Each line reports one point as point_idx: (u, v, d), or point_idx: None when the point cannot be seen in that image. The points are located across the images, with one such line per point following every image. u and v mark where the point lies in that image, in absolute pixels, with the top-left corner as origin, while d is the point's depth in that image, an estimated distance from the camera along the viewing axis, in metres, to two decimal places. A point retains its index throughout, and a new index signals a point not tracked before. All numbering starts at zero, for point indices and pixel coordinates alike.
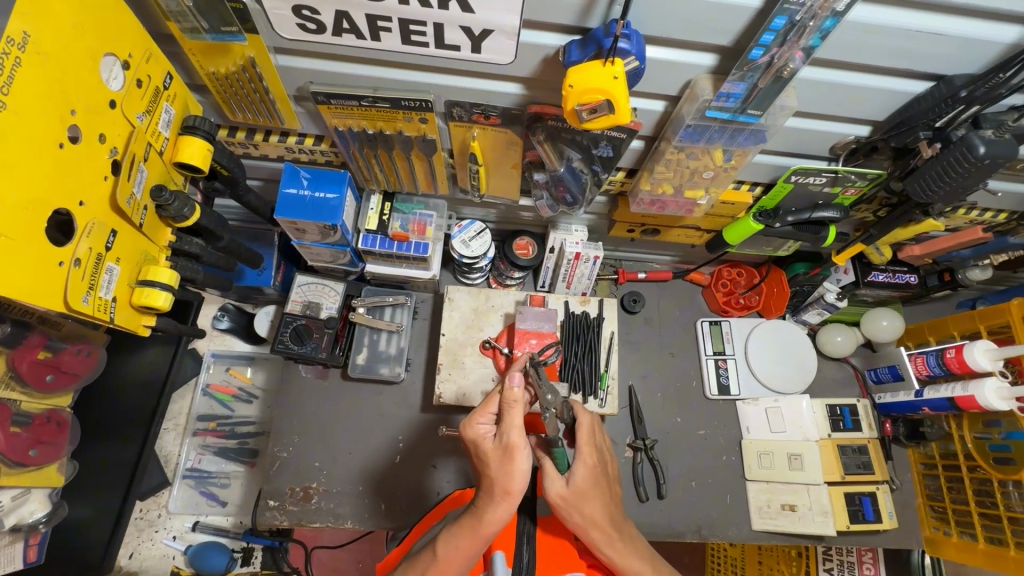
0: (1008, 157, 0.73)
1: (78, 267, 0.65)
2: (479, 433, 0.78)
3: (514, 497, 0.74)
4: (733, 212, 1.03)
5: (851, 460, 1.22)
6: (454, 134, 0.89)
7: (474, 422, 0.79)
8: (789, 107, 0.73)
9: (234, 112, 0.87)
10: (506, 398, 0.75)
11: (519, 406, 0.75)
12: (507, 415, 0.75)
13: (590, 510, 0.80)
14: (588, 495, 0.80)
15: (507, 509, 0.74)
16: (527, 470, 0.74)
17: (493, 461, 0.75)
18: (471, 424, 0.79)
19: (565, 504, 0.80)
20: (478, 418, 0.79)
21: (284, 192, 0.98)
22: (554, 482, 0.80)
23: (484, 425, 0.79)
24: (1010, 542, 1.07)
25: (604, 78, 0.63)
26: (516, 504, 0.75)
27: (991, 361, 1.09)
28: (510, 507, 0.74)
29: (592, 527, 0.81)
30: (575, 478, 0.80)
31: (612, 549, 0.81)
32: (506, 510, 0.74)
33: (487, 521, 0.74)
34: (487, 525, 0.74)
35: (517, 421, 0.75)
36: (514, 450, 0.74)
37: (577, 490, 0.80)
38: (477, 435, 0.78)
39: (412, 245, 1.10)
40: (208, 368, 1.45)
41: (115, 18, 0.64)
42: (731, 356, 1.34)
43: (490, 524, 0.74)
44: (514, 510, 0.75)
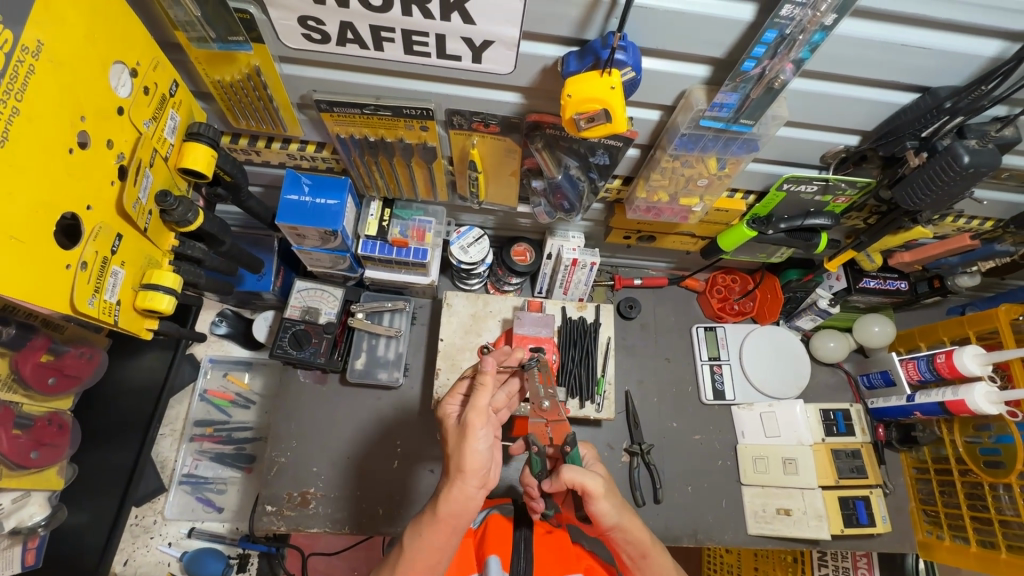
0: (992, 167, 0.75)
1: (83, 270, 0.66)
2: (447, 412, 0.87)
3: (466, 476, 0.76)
4: (726, 219, 1.05)
5: (844, 464, 1.24)
6: (454, 141, 0.91)
7: (444, 404, 0.89)
8: (780, 117, 0.75)
9: (238, 119, 0.89)
10: (477, 379, 0.80)
11: (486, 388, 0.79)
12: (473, 398, 0.80)
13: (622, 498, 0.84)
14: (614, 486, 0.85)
15: (460, 489, 0.76)
16: (481, 450, 0.77)
17: (452, 439, 0.80)
18: (440, 405, 0.89)
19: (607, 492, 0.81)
20: (447, 400, 0.89)
21: (286, 198, 1.00)
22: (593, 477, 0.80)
23: (453, 406, 0.88)
24: (1001, 545, 1.09)
25: (601, 87, 0.65)
26: (471, 485, 0.76)
27: (980, 366, 1.10)
28: (461, 487, 0.76)
29: (623, 510, 0.82)
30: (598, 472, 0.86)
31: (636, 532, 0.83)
32: (461, 489, 0.76)
33: (445, 505, 0.76)
34: (443, 509, 0.75)
35: (481, 403, 0.79)
36: (468, 429, 0.77)
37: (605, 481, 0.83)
38: (445, 414, 0.86)
39: (412, 251, 1.11)
40: (205, 374, 1.45)
41: (124, 27, 0.65)
42: (726, 361, 1.36)
43: (447, 506, 0.76)
44: (469, 491, 0.76)
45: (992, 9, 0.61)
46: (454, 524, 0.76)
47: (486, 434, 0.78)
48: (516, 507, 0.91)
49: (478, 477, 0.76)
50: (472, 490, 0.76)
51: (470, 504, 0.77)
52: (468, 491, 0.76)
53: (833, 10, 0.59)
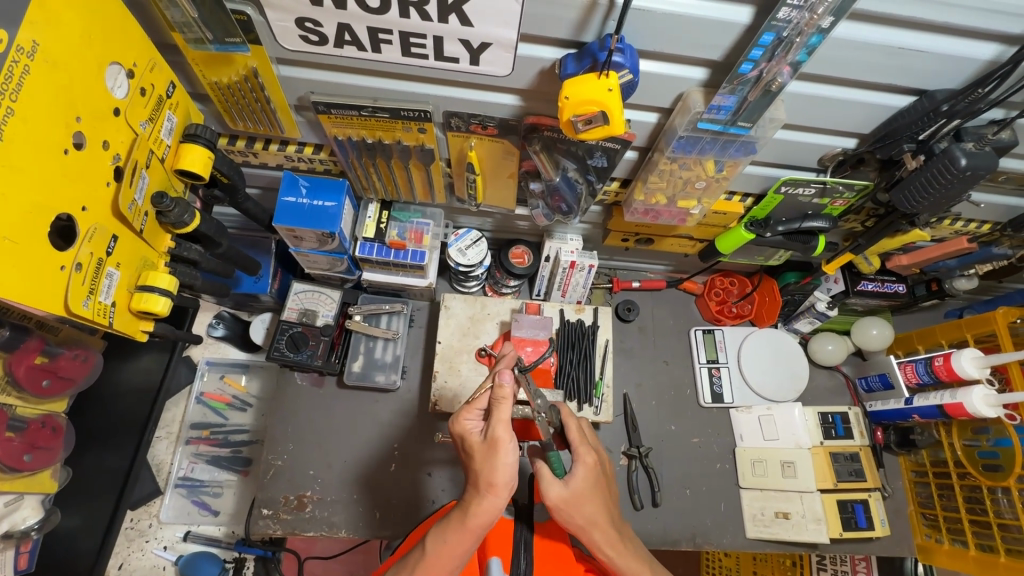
0: (989, 169, 0.76)
1: (78, 272, 0.65)
2: (466, 428, 0.80)
3: (497, 491, 0.75)
4: (724, 221, 1.05)
5: (843, 467, 1.24)
6: (452, 144, 0.91)
7: (461, 418, 0.81)
8: (778, 120, 0.75)
9: (235, 121, 0.89)
10: (494, 394, 0.76)
11: (506, 402, 0.76)
12: (493, 411, 0.77)
13: (583, 516, 0.82)
14: (589, 496, 0.82)
15: (493, 502, 0.75)
16: (512, 465, 0.76)
17: (479, 454, 0.77)
18: (458, 420, 0.81)
19: (567, 503, 0.81)
20: (465, 414, 0.81)
21: (283, 200, 1.00)
22: (554, 486, 0.81)
23: (470, 421, 0.81)
24: (1000, 548, 1.09)
25: (598, 89, 0.65)
26: (502, 499, 0.76)
27: (977, 369, 1.11)
28: (492, 501, 0.75)
29: (592, 528, 0.82)
30: (573, 481, 0.82)
31: (611, 549, 0.82)
32: (494, 502, 0.75)
33: (476, 517, 0.75)
34: (473, 521, 0.75)
35: (504, 416, 0.76)
36: (498, 444, 0.75)
37: (575, 491, 0.82)
38: (464, 430, 0.80)
39: (409, 253, 1.11)
40: (201, 376, 1.45)
41: (120, 28, 0.65)
42: (725, 364, 1.36)
43: (477, 518, 0.75)
44: (500, 504, 0.76)
45: (989, 12, 0.61)
46: (480, 533, 0.76)
47: (516, 447, 0.76)
48: (516, 507, 0.90)
49: (511, 490, 0.76)
50: (503, 502, 0.76)
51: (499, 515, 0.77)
52: (501, 504, 0.76)
53: (829, 13, 0.59)
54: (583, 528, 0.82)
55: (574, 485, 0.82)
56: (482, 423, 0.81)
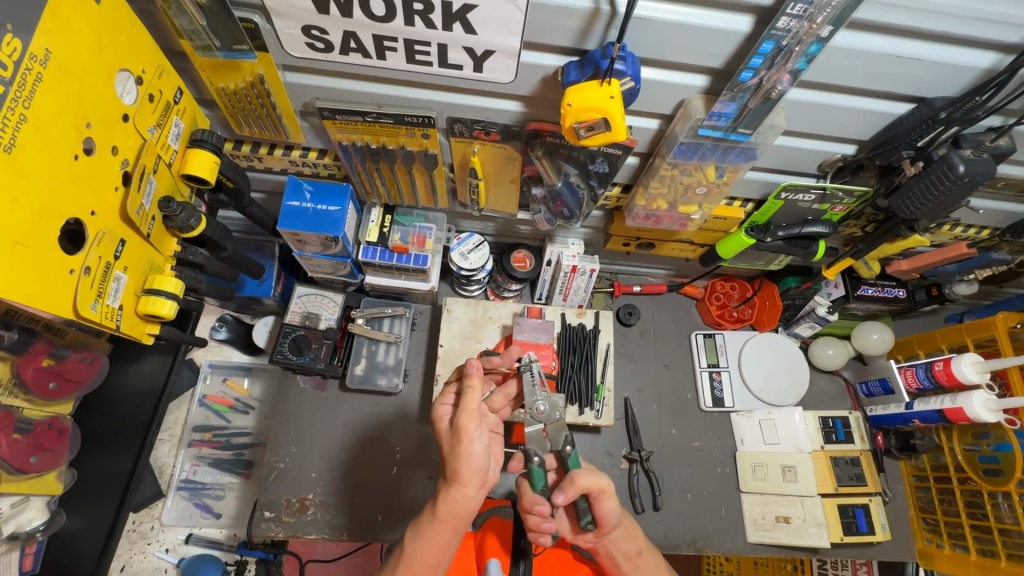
0: (987, 176, 0.76)
1: (87, 275, 0.66)
2: (441, 413, 0.86)
3: (462, 480, 0.75)
4: (725, 226, 1.06)
5: (844, 471, 1.24)
6: (456, 149, 0.92)
7: (437, 405, 0.88)
8: (778, 127, 0.76)
9: (241, 126, 0.90)
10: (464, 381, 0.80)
11: (474, 389, 0.79)
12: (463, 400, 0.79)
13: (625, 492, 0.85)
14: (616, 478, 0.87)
15: (459, 491, 0.75)
16: (475, 452, 0.75)
17: (447, 443, 0.79)
18: (436, 406, 0.88)
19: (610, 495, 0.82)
20: (442, 401, 0.87)
21: (288, 204, 1.01)
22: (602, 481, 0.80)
23: (446, 407, 0.87)
24: (1000, 554, 1.09)
25: (600, 96, 0.66)
26: (468, 488, 0.75)
27: (977, 374, 1.11)
28: (459, 490, 0.75)
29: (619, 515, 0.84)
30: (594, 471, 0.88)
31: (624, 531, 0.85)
32: (459, 491, 0.75)
33: (445, 507, 0.76)
34: (442, 510, 0.76)
35: (470, 405, 0.78)
36: (461, 432, 0.75)
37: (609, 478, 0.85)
38: (438, 415, 0.86)
39: (412, 258, 1.12)
40: (205, 379, 1.45)
41: (130, 35, 0.66)
42: (725, 368, 1.36)
43: (446, 508, 0.76)
44: (467, 493, 0.76)
45: (986, 21, 0.62)
46: (452, 523, 0.77)
47: (481, 435, 0.77)
48: (517, 510, 0.91)
49: (478, 479, 0.76)
50: (471, 492, 0.76)
51: (468, 505, 0.76)
52: (467, 493, 0.76)
53: (829, 22, 0.60)
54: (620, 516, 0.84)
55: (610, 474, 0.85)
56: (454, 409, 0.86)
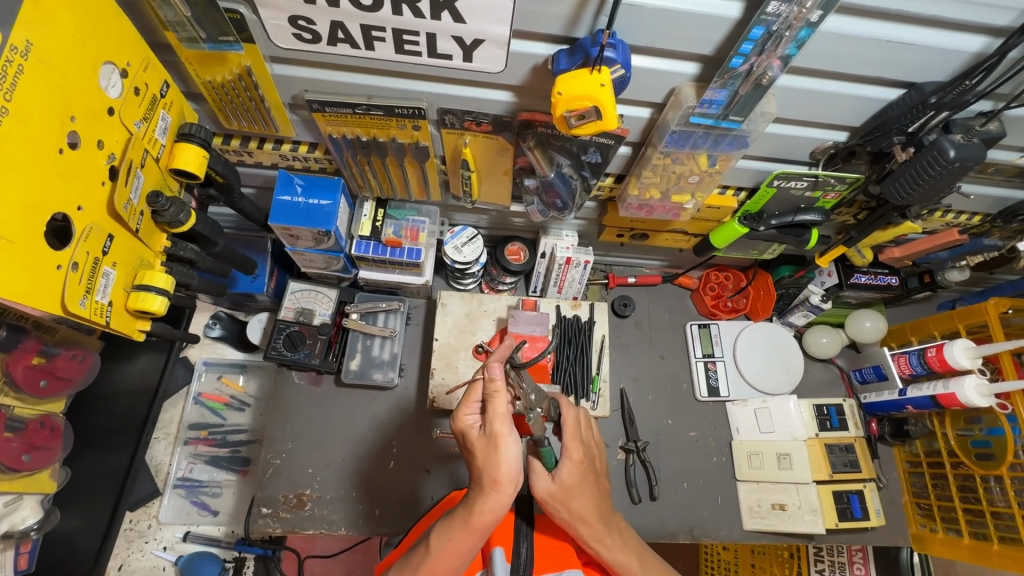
0: (977, 161, 0.76)
1: (75, 271, 0.65)
2: (467, 424, 0.79)
3: (501, 487, 0.74)
4: (718, 216, 1.06)
5: (838, 458, 1.25)
6: (447, 141, 0.91)
7: (461, 413, 0.80)
8: (769, 114, 0.76)
9: (229, 120, 0.88)
10: (488, 387, 0.76)
11: (501, 395, 0.75)
12: (489, 405, 0.76)
13: (576, 506, 0.83)
14: (580, 485, 0.83)
15: (497, 500, 0.74)
16: (515, 458, 0.75)
17: (480, 451, 0.76)
18: (459, 415, 0.80)
19: (557, 496, 0.83)
20: (465, 410, 0.80)
21: (279, 199, 1.00)
22: (543, 480, 0.83)
23: (471, 415, 0.80)
24: (992, 536, 1.10)
25: (591, 84, 0.66)
26: (506, 496, 0.75)
27: (970, 359, 1.12)
28: (497, 498, 0.74)
29: (579, 521, 0.83)
30: (564, 476, 0.82)
31: (601, 544, 0.84)
32: (495, 499, 0.74)
33: (478, 516, 0.74)
34: (478, 518, 0.74)
35: (500, 410, 0.75)
36: (498, 439, 0.75)
37: (564, 486, 0.83)
38: (463, 425, 0.80)
39: (405, 251, 1.13)
40: (199, 377, 1.45)
41: (114, 27, 0.65)
42: (721, 358, 1.37)
43: (481, 517, 0.74)
44: (504, 501, 0.75)
45: (975, 4, 0.61)
46: (484, 530, 0.76)
47: (517, 442, 0.76)
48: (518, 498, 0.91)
49: (515, 486, 0.75)
50: (508, 499, 0.75)
51: (503, 511, 0.76)
52: (503, 500, 0.75)
53: (818, 6, 0.60)
54: (570, 521, 0.84)
55: (565, 478, 0.83)
56: (482, 417, 0.80)
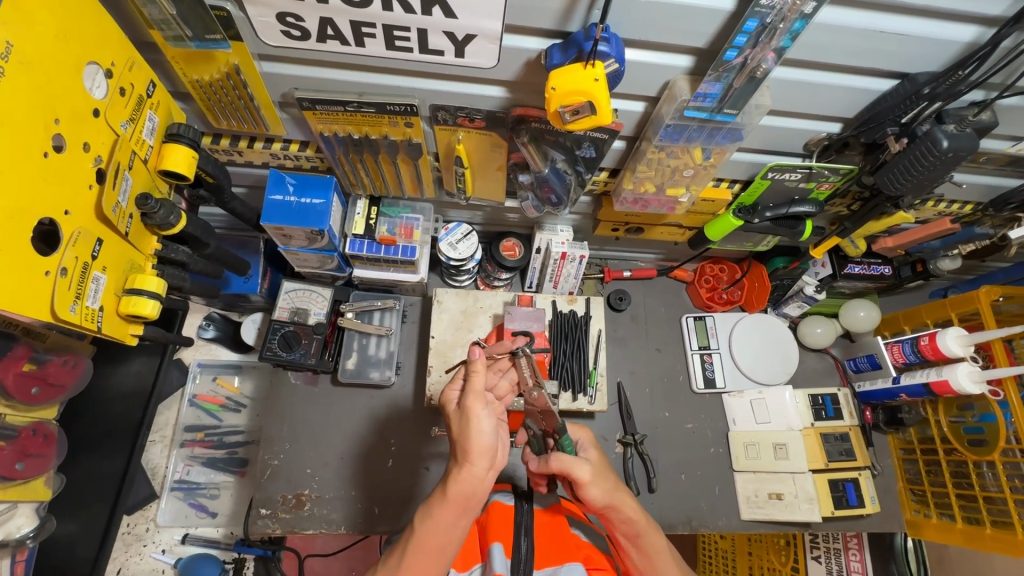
0: (969, 151, 0.77)
1: (63, 277, 0.64)
2: (449, 398, 0.83)
3: (473, 458, 0.74)
4: (712, 209, 1.06)
5: (834, 447, 1.26)
6: (440, 137, 0.90)
7: (447, 389, 0.85)
8: (764, 106, 0.75)
9: (218, 119, 0.87)
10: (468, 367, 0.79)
11: (479, 372, 0.77)
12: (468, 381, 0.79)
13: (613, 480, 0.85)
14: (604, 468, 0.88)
15: (469, 470, 0.74)
16: (486, 428, 0.75)
17: (456, 424, 0.78)
18: (445, 392, 0.84)
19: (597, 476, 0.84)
20: (451, 387, 0.85)
21: (271, 199, 0.99)
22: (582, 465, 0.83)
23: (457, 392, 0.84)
24: (985, 521, 1.11)
25: (585, 80, 0.65)
26: (479, 468, 0.74)
27: (962, 347, 1.13)
28: (470, 470, 0.74)
29: (619, 493, 0.84)
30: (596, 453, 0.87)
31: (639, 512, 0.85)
32: (468, 470, 0.74)
33: (453, 487, 0.74)
34: (453, 489, 0.73)
35: (477, 386, 0.77)
36: (470, 411, 0.76)
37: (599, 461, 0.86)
38: (447, 398, 0.83)
39: (400, 249, 1.12)
40: (194, 379, 1.44)
41: (96, 26, 0.64)
42: (716, 349, 1.38)
43: (456, 489, 0.74)
44: (478, 472, 0.74)
45: None
46: (464, 506, 0.74)
47: (490, 415, 0.76)
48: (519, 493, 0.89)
49: (487, 458, 0.74)
50: (481, 471, 0.74)
51: (478, 485, 0.75)
52: (478, 472, 0.74)
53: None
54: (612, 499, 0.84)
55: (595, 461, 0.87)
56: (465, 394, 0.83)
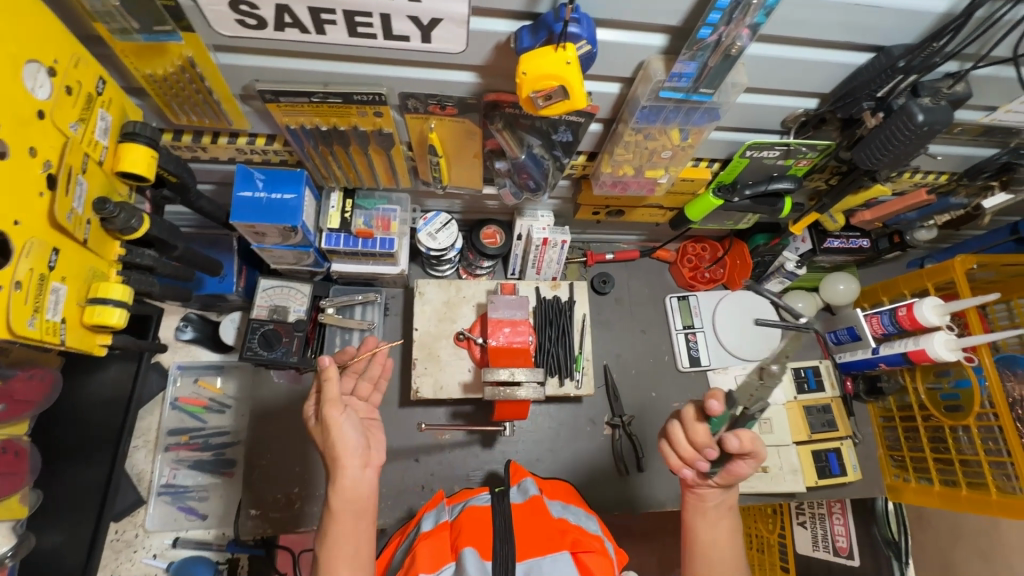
0: (944, 124, 0.76)
1: (18, 291, 0.62)
2: (306, 413, 0.88)
3: (343, 460, 0.80)
4: (692, 188, 1.05)
5: (816, 419, 1.30)
6: (412, 126, 0.87)
7: (306, 402, 0.90)
8: (740, 84, 0.74)
9: (177, 115, 0.83)
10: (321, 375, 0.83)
11: (332, 379, 0.82)
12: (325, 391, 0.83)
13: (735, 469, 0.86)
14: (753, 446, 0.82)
15: (343, 474, 0.79)
16: (345, 430, 0.81)
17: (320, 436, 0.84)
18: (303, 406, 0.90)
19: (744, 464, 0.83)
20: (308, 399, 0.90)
21: (239, 195, 0.96)
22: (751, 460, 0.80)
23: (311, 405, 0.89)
24: (961, 482, 1.14)
25: (556, 62, 0.63)
26: (353, 467, 0.80)
27: (939, 317, 1.14)
28: (345, 472, 0.80)
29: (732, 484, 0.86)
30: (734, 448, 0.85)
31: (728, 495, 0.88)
32: (344, 474, 0.79)
33: (339, 495, 0.79)
34: (337, 499, 0.79)
35: (331, 394, 0.82)
36: (328, 420, 0.81)
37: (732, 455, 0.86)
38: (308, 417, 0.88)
39: (378, 242, 1.10)
40: (175, 381, 1.41)
41: (34, 21, 0.60)
42: (700, 328, 1.39)
43: (339, 496, 0.79)
44: (351, 474, 0.80)
45: None
46: (354, 509, 0.79)
47: (350, 419, 0.82)
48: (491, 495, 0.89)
49: (358, 457, 0.81)
50: (356, 472, 0.80)
51: (361, 484, 0.81)
52: (353, 472, 0.80)
53: None
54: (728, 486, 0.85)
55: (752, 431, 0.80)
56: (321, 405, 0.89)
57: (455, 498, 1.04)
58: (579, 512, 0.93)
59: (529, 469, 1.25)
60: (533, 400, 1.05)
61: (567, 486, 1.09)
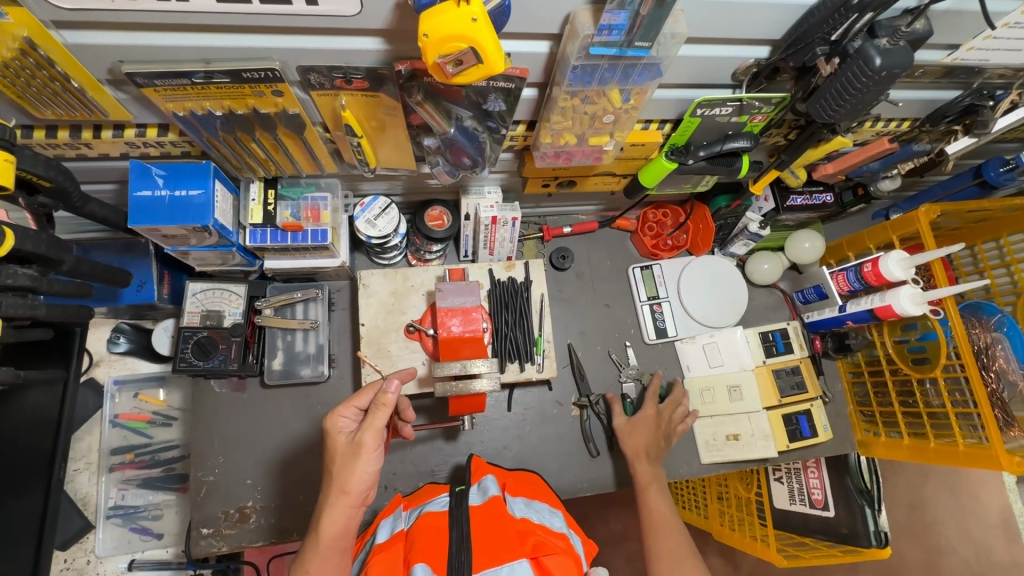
0: (904, 67, 0.70)
1: None
2: (337, 425, 0.82)
3: (349, 497, 0.78)
4: (644, 153, 0.97)
5: (786, 382, 1.26)
6: (321, 104, 0.77)
7: (336, 414, 0.83)
8: (679, 35, 0.66)
9: (39, 109, 0.72)
10: (378, 399, 0.79)
11: (384, 411, 0.79)
12: (370, 416, 0.79)
13: (637, 447, 1.12)
14: (630, 432, 1.14)
15: (339, 511, 0.78)
16: (368, 473, 0.79)
17: (341, 458, 0.80)
18: (332, 415, 0.83)
19: (625, 428, 1.15)
20: (340, 412, 0.83)
21: (136, 196, 0.85)
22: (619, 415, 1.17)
23: (344, 419, 0.83)
24: (929, 434, 1.12)
25: (461, 20, 0.54)
26: (351, 505, 0.79)
27: (904, 271, 1.10)
28: (342, 507, 0.78)
29: (635, 457, 1.12)
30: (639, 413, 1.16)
31: (641, 466, 1.10)
32: (336, 511, 0.78)
33: (327, 531, 0.77)
34: (327, 533, 0.77)
35: (376, 425, 0.79)
36: (362, 450, 0.78)
37: (632, 423, 1.15)
38: (335, 428, 0.82)
39: (309, 235, 1.00)
40: (112, 398, 1.31)
41: None
42: (666, 298, 1.34)
43: (328, 529, 0.78)
44: (349, 512, 0.79)
45: None
46: (341, 548, 0.78)
47: (377, 459, 0.80)
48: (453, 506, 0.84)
49: (358, 498, 0.79)
50: (353, 510, 0.79)
51: (350, 525, 0.79)
52: (349, 510, 0.79)
53: None
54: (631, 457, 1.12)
55: (635, 418, 1.16)
56: (355, 425, 0.83)
57: (413, 500, 0.98)
58: (543, 508, 0.88)
59: (496, 458, 1.20)
60: (491, 391, 0.99)
61: (536, 480, 1.03)
